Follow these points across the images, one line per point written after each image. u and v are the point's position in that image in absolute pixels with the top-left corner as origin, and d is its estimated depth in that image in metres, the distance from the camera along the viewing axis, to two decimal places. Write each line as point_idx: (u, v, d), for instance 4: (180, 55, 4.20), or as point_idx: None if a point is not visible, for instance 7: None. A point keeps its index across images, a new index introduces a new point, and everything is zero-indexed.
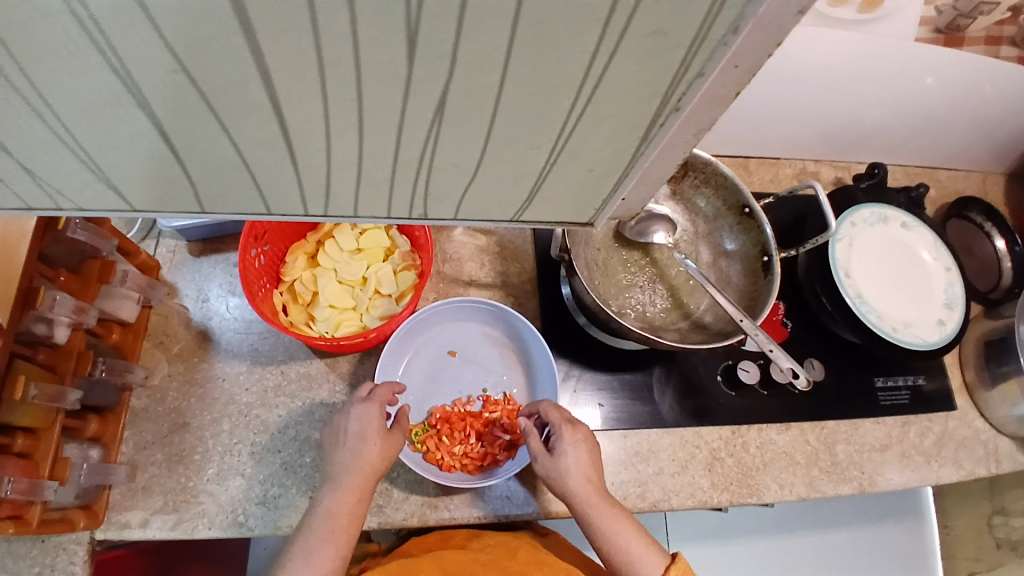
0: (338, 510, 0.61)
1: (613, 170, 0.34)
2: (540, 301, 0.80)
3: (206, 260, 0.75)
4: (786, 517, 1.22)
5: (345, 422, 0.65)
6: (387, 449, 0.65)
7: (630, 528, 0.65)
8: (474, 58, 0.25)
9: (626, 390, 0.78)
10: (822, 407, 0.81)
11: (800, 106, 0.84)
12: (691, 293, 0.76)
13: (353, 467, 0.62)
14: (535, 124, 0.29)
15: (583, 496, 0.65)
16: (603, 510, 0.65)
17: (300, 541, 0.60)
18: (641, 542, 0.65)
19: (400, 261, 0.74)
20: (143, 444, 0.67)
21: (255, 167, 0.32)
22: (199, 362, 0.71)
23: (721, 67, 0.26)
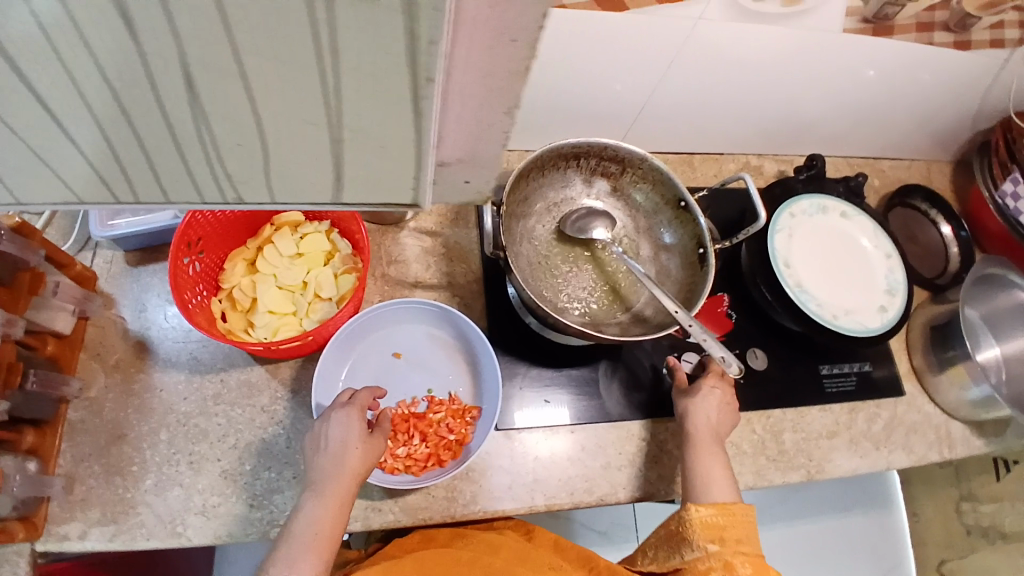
0: (321, 516, 0.60)
1: (408, 151, 0.31)
2: (486, 301, 0.80)
3: (145, 270, 0.75)
4: (758, 508, 1.23)
5: (325, 428, 0.64)
6: (369, 453, 0.64)
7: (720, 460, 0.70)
8: (173, 49, 0.24)
9: (573, 385, 0.78)
10: (768, 396, 0.82)
11: (606, 86, 0.78)
12: (632, 288, 0.76)
13: (339, 471, 0.62)
14: (284, 117, 0.28)
15: (696, 428, 0.71)
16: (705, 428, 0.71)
17: (281, 549, 0.58)
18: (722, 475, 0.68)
19: (340, 265, 0.74)
20: (81, 457, 0.66)
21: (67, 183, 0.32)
22: (138, 373, 0.70)
23: (494, 43, 0.25)
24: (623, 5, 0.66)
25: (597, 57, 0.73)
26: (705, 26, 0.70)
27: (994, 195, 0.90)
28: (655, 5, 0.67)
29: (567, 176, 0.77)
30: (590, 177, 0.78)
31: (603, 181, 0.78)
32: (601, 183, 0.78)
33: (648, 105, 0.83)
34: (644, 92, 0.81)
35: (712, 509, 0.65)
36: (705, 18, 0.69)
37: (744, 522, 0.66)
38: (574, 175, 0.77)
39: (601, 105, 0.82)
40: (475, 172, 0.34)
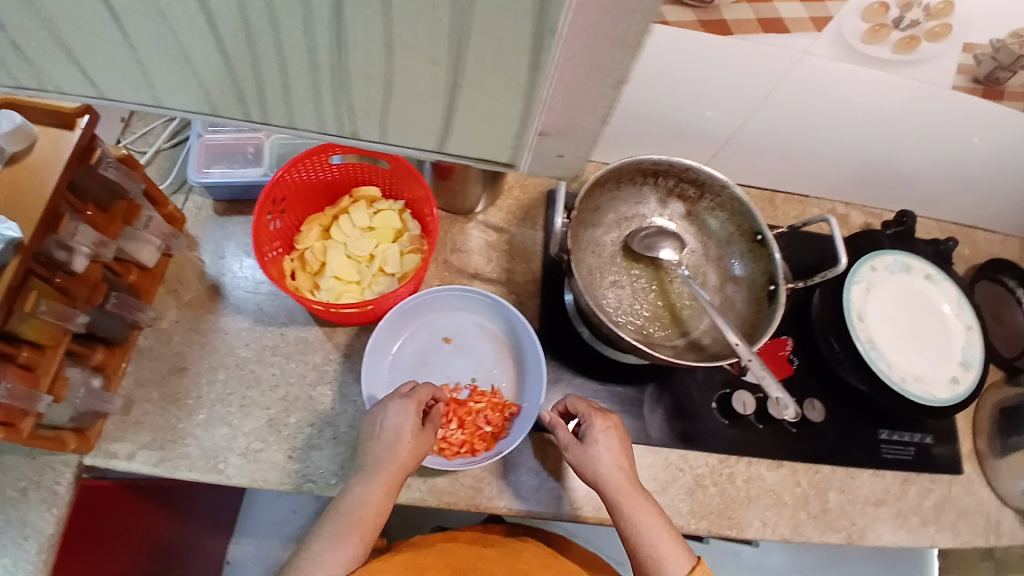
0: (370, 498, 0.62)
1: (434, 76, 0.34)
2: (542, 303, 0.78)
3: (229, 220, 0.79)
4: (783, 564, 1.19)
5: (382, 413, 0.66)
6: (421, 444, 0.65)
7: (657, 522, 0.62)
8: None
9: (615, 402, 0.75)
10: (819, 451, 0.79)
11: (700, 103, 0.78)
12: (693, 314, 0.74)
13: (390, 458, 0.63)
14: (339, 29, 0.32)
15: (615, 485, 0.63)
16: (627, 493, 0.63)
17: (330, 523, 0.61)
18: (673, 545, 0.61)
19: (408, 244, 0.76)
20: (142, 382, 0.70)
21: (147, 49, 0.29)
22: (207, 313, 0.74)
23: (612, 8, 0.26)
24: (727, 29, 0.66)
25: (694, 77, 0.73)
26: (809, 61, 0.69)
27: None
28: (760, 33, 0.66)
29: (642, 192, 0.76)
30: (665, 197, 0.77)
31: (678, 204, 0.77)
32: (676, 205, 0.77)
33: (741, 131, 0.83)
34: (738, 119, 0.80)
35: None
36: (809, 52, 0.68)
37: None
38: (649, 192, 0.76)
39: (690, 127, 0.83)
40: (570, 145, 0.34)
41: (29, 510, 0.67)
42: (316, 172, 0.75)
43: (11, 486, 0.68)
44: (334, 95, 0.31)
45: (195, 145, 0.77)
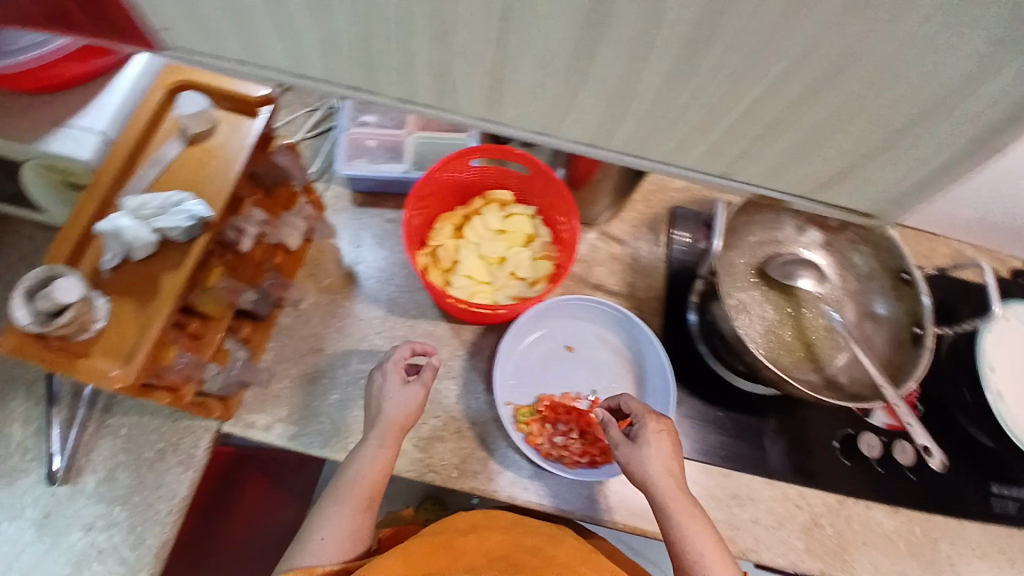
0: (371, 460, 0.63)
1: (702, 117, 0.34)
2: (664, 322, 0.77)
3: (365, 210, 0.81)
4: None
5: (378, 377, 0.68)
6: (411, 408, 0.66)
7: (695, 522, 0.60)
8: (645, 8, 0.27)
9: (735, 430, 0.75)
10: (931, 500, 0.76)
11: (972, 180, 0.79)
12: (829, 347, 0.73)
13: (382, 420, 0.64)
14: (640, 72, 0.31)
15: (664, 489, 0.61)
16: (675, 496, 0.61)
17: (333, 484, 0.63)
18: (714, 547, 0.60)
19: (539, 249, 0.76)
20: (282, 358, 0.73)
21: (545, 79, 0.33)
22: (344, 299, 0.77)
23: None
24: None
25: None
26: None
27: None
28: None
29: (779, 219, 0.75)
30: (803, 225, 0.76)
31: (817, 232, 0.76)
32: (815, 233, 0.76)
33: None
34: None
35: None
36: None
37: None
38: (787, 219, 0.75)
39: None
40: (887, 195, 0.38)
41: (165, 471, 0.69)
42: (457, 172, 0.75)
43: (148, 447, 0.70)
44: (686, 127, 0.35)
45: (343, 137, 0.79)
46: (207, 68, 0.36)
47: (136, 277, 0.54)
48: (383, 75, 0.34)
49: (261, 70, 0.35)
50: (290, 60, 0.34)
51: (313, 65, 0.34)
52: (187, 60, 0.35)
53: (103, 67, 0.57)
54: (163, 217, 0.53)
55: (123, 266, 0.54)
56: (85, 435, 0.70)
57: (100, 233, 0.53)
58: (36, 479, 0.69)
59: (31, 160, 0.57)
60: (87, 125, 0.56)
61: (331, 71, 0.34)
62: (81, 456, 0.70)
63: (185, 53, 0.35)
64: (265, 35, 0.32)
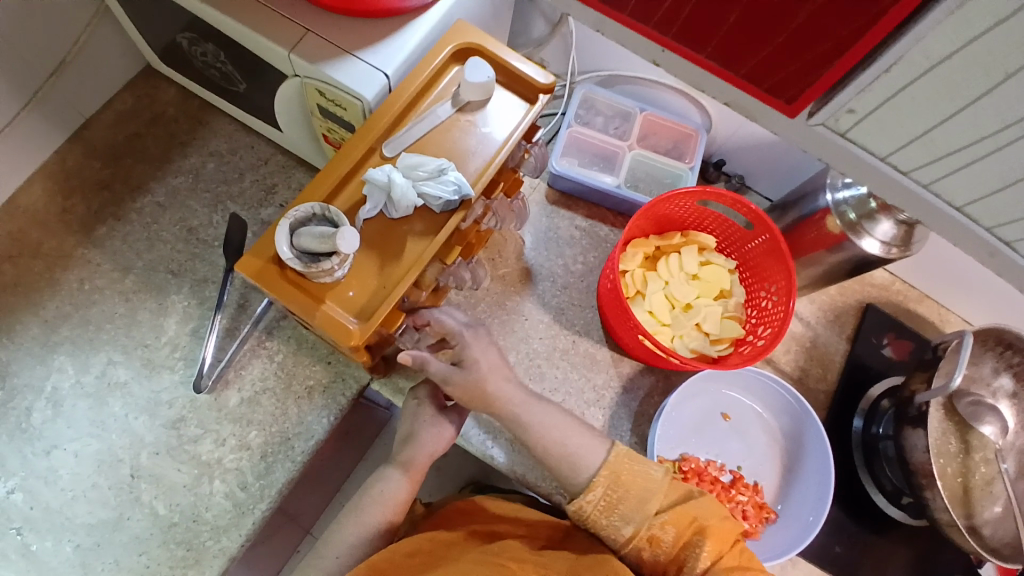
0: (395, 479, 0.62)
1: None
2: (825, 416, 0.75)
3: (558, 210, 0.80)
4: None
5: (411, 396, 0.65)
6: (443, 432, 0.63)
7: (547, 416, 0.59)
8: None
9: (860, 545, 0.72)
10: None
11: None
12: (982, 497, 0.70)
13: (409, 442, 0.63)
14: None
15: (501, 389, 0.57)
16: (516, 396, 0.58)
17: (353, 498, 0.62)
18: (573, 427, 0.59)
19: (729, 308, 0.74)
20: None
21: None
22: (515, 293, 0.75)
23: None
24: None
25: None
26: None
27: None
28: None
29: (983, 356, 0.73)
30: (1000, 368, 0.74)
31: (1009, 381, 0.73)
32: (1006, 381, 0.73)
33: None
34: None
35: (598, 490, 0.57)
36: None
37: (638, 475, 0.58)
38: (989, 358, 0.73)
39: None
40: None
41: (308, 410, 0.68)
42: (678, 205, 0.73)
43: (297, 381, 0.69)
44: None
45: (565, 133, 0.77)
46: (828, 152, 0.36)
47: (382, 233, 0.53)
48: (1014, 212, 0.34)
49: (885, 170, 0.35)
50: (926, 167, 0.34)
51: (930, 170, 0.34)
52: (812, 136, 0.36)
53: (405, 7, 0.56)
54: (430, 183, 0.52)
55: (374, 220, 0.53)
56: (242, 349, 0.69)
57: (367, 180, 0.52)
58: (182, 380, 0.69)
59: (307, 80, 0.56)
60: (374, 63, 0.55)
61: (940, 180, 0.34)
62: (232, 369, 0.69)
63: (826, 130, 0.35)
64: (950, 141, 0.32)
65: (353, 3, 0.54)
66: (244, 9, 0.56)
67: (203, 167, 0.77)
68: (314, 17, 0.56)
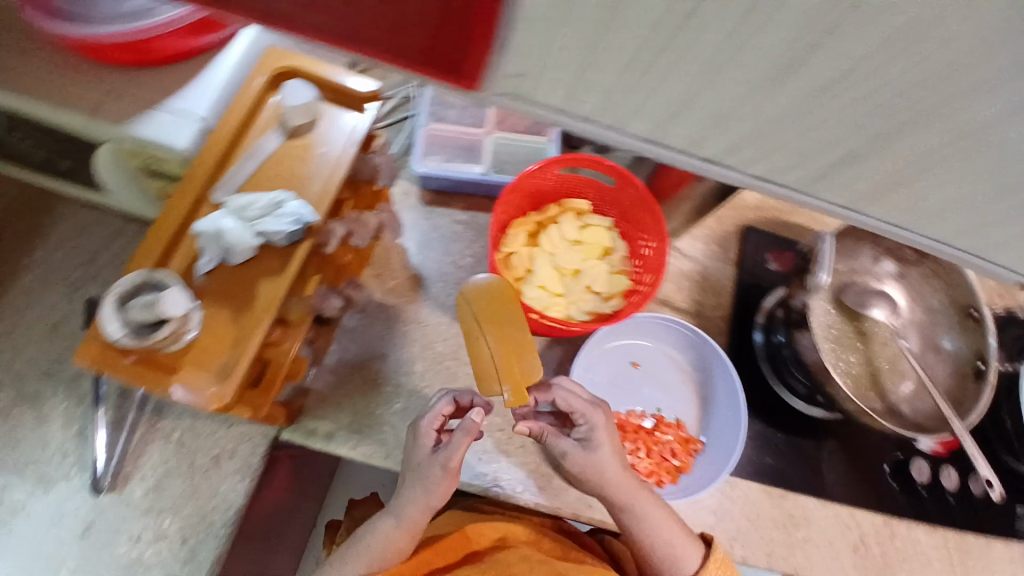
0: (389, 534, 0.63)
1: None
2: (731, 339, 0.78)
3: (434, 209, 0.79)
4: None
5: (419, 439, 0.62)
6: (448, 486, 0.62)
7: (652, 510, 0.64)
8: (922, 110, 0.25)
9: (792, 450, 0.75)
10: (961, 519, 0.76)
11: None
12: (892, 379, 0.72)
13: (414, 502, 0.61)
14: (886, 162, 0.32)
15: (618, 492, 0.63)
16: (637, 498, 0.64)
17: (352, 544, 0.64)
18: (680, 534, 0.65)
19: (616, 264, 0.77)
20: (345, 362, 0.70)
21: (993, 202, 0.23)
22: (408, 303, 0.74)
23: None
24: None
25: None
26: None
27: None
28: None
29: (859, 247, 0.74)
30: (879, 254, 0.75)
31: (890, 262, 0.75)
32: (888, 263, 0.75)
33: None
34: None
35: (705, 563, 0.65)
36: None
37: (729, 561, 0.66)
38: (866, 247, 0.74)
39: None
40: None
41: (220, 480, 0.65)
42: (542, 176, 0.75)
43: (203, 454, 0.66)
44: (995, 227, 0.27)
45: (422, 133, 0.77)
46: None
47: (229, 284, 0.51)
48: None
49: None
50: None
51: None
52: None
53: (203, 46, 0.54)
54: (267, 219, 0.50)
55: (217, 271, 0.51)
56: (134, 439, 0.66)
57: (197, 232, 0.50)
58: (78, 487, 0.64)
59: (112, 143, 0.53)
60: (182, 110, 0.52)
61: None
62: (129, 462, 0.65)
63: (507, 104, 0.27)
64: None
65: (145, 54, 0.51)
66: (26, 84, 0.52)
67: (50, 258, 0.72)
68: (107, 76, 0.53)
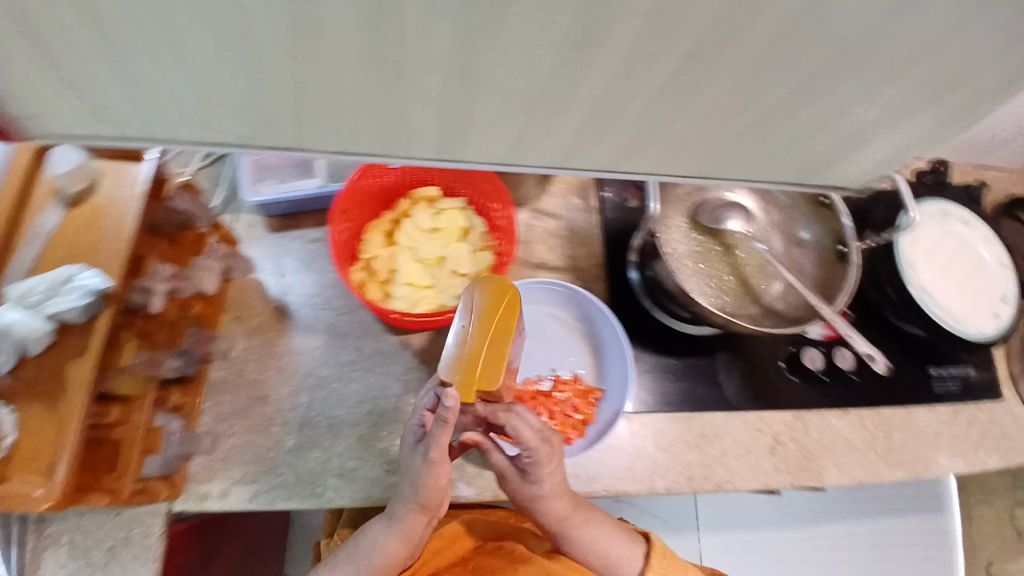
0: (386, 536, 0.64)
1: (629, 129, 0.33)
2: (607, 285, 0.81)
3: (282, 234, 0.75)
4: (803, 512, 1.32)
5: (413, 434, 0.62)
6: (440, 477, 0.61)
7: (603, 533, 0.68)
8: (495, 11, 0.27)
9: (690, 373, 0.79)
10: (864, 395, 0.81)
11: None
12: (765, 282, 0.74)
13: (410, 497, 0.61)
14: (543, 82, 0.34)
15: (569, 520, 0.65)
16: (585, 521, 0.66)
17: (347, 551, 0.65)
18: (627, 550, 0.69)
19: (478, 241, 0.75)
20: (225, 414, 0.68)
21: (594, 106, 0.31)
22: (277, 336, 0.71)
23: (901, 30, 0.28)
24: None
25: None
26: None
27: None
28: None
29: None
30: None
31: None
32: None
33: None
34: None
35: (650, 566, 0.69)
36: None
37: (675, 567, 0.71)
38: None
39: None
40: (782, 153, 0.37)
41: (123, 571, 0.63)
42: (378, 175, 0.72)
43: (96, 548, 0.63)
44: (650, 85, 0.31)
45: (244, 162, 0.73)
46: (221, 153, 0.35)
47: (37, 377, 0.49)
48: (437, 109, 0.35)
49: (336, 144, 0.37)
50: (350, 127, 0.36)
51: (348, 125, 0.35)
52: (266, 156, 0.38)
53: None
54: (54, 299, 0.49)
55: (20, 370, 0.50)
56: (20, 557, 0.62)
57: None
58: None
59: None
60: None
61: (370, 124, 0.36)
62: None
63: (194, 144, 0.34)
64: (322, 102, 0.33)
65: None
66: None
67: None
68: None
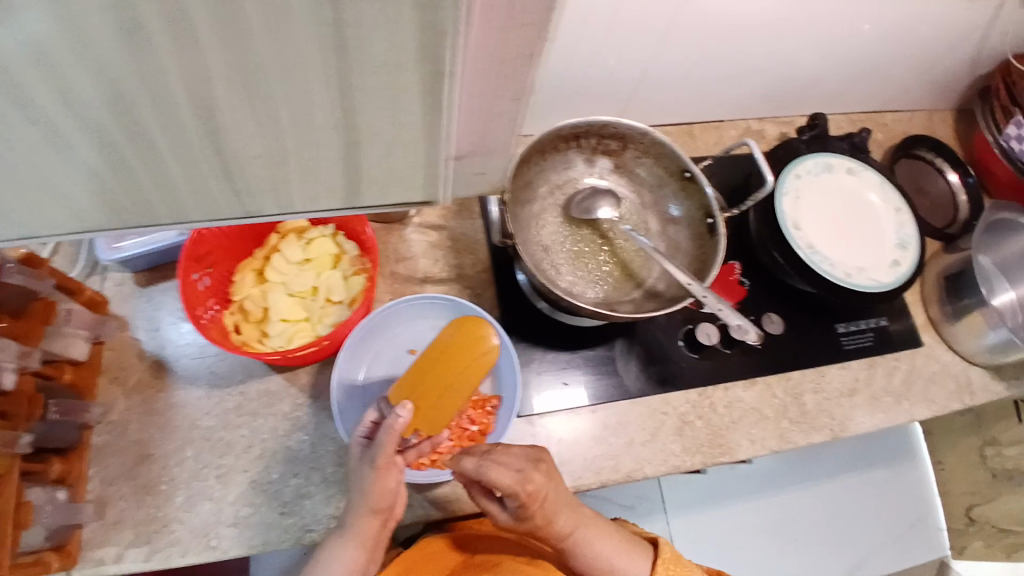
0: (346, 548, 0.61)
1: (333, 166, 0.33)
2: (495, 290, 0.80)
3: (156, 289, 0.75)
4: (767, 480, 1.31)
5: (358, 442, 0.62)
6: (393, 482, 0.60)
7: (608, 544, 0.66)
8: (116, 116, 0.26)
9: (589, 365, 0.77)
10: (767, 362, 0.80)
11: (666, 64, 0.82)
12: (643, 265, 0.74)
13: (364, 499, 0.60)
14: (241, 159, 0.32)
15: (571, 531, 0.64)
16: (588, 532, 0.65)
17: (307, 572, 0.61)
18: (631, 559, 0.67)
19: (349, 267, 0.74)
20: (109, 480, 0.67)
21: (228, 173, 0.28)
22: (157, 392, 0.71)
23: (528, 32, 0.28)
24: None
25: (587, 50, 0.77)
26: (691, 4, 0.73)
27: (996, 139, 0.92)
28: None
29: (567, 156, 0.75)
30: (590, 156, 0.76)
31: (605, 159, 0.76)
32: (603, 161, 0.76)
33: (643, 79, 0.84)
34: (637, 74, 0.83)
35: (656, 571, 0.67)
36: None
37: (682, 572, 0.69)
38: (574, 155, 0.75)
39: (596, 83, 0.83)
40: (486, 162, 0.37)
41: None
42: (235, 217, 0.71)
43: None
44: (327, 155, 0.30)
45: None
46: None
47: None
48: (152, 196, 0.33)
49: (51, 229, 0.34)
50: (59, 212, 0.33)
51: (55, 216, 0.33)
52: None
53: None
54: None
55: None
56: None
57: None
58: None
59: None
60: None
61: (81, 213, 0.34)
62: None
63: None
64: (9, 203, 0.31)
65: None
66: None
67: None
68: None
